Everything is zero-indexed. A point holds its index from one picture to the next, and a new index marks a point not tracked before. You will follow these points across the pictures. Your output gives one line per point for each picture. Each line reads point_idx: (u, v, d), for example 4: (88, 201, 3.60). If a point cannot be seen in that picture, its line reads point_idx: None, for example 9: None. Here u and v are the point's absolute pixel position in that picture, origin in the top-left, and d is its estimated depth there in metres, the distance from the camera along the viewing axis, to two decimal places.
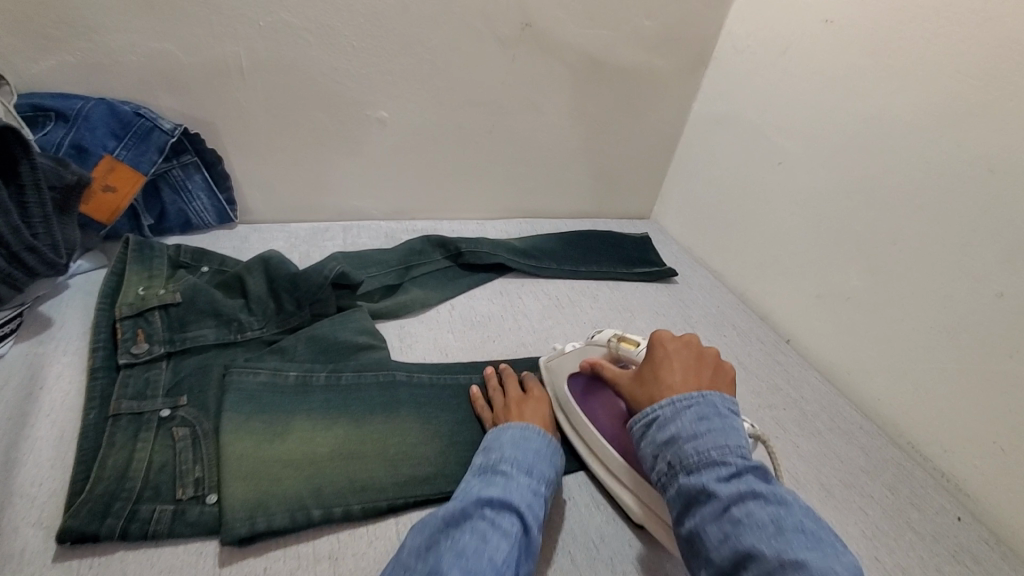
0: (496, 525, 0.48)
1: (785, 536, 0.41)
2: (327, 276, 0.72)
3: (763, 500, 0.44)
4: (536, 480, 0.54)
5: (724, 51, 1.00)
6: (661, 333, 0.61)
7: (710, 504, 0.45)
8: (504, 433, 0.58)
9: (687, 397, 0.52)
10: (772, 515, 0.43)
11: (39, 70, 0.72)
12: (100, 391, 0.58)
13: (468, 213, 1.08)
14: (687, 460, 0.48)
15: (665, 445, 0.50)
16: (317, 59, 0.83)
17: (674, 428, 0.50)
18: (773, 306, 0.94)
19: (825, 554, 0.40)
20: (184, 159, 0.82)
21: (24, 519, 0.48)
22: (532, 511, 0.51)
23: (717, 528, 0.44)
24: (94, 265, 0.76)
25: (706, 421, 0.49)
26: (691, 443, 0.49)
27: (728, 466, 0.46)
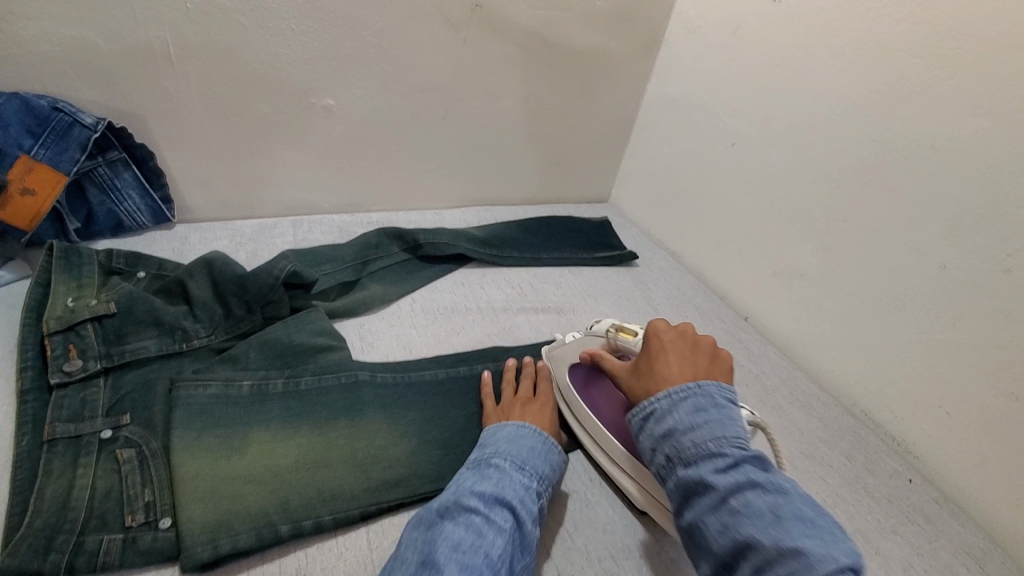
0: (491, 520, 0.47)
1: (785, 526, 0.39)
2: (278, 275, 0.68)
3: (763, 488, 0.42)
4: (531, 474, 0.53)
5: (675, 31, 1.00)
6: (657, 322, 0.59)
7: (708, 495, 0.43)
8: (501, 429, 0.58)
9: (682, 388, 0.50)
10: (772, 505, 0.41)
11: None
12: (31, 415, 0.53)
13: (425, 203, 1.04)
14: (685, 451, 0.46)
15: (662, 439, 0.48)
16: (254, 44, 0.77)
17: (670, 421, 0.48)
18: (731, 285, 0.96)
19: (829, 542, 0.39)
20: (111, 155, 0.75)
21: None
22: (526, 506, 0.50)
23: (716, 520, 0.42)
24: (16, 277, 0.70)
25: (702, 412, 0.47)
26: (687, 435, 0.46)
27: (726, 456, 0.44)
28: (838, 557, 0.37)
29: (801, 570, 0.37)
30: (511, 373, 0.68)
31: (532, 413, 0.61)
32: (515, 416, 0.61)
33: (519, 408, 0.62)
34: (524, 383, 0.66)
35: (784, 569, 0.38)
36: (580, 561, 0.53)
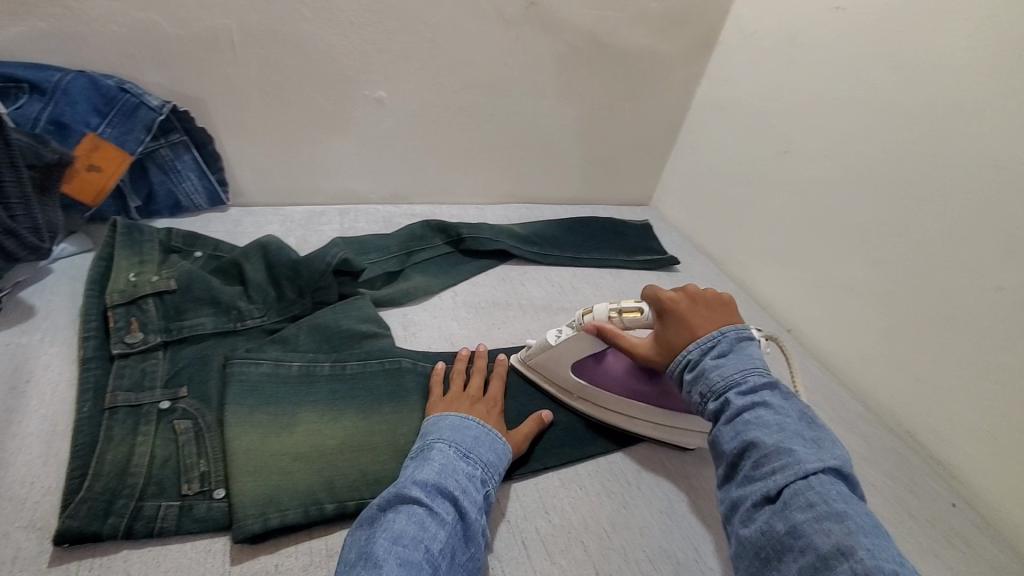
0: (433, 512, 0.47)
1: (787, 435, 0.45)
2: (330, 262, 0.70)
3: (776, 407, 0.48)
4: (474, 463, 0.53)
5: (730, 36, 0.99)
6: (660, 292, 0.58)
7: (724, 407, 0.49)
8: (444, 419, 0.57)
9: (711, 338, 0.53)
10: (779, 420, 0.47)
11: (6, 37, 0.68)
12: (93, 382, 0.55)
13: (468, 198, 1.05)
14: (708, 374, 0.51)
15: (694, 379, 0.52)
16: (313, 34, 0.79)
17: (698, 351, 0.53)
18: (774, 296, 0.95)
19: (821, 452, 0.44)
20: (173, 138, 0.78)
21: (15, 521, 0.45)
22: (469, 494, 0.50)
23: (728, 425, 0.48)
24: (78, 249, 0.72)
25: (727, 348, 0.52)
26: (712, 361, 0.52)
27: (745, 380, 0.49)
28: (826, 462, 0.43)
29: (790, 464, 0.43)
30: (462, 364, 0.66)
31: (483, 411, 0.60)
32: (464, 411, 0.59)
33: (466, 404, 0.61)
34: (475, 378, 0.65)
35: (778, 463, 0.44)
36: (615, 562, 0.53)
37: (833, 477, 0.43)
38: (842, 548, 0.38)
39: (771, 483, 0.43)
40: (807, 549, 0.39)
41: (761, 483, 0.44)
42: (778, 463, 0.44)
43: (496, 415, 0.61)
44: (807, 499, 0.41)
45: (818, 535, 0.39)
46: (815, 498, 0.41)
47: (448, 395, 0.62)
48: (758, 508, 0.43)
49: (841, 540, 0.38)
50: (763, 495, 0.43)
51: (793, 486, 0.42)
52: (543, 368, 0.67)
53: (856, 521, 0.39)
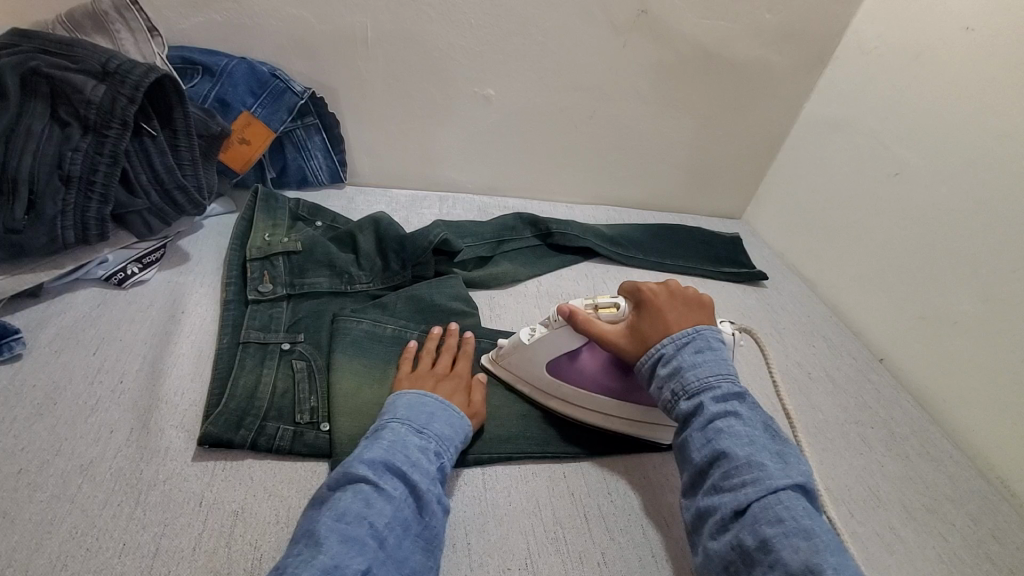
0: (380, 489, 0.47)
1: (755, 446, 0.49)
2: (432, 241, 0.76)
3: (746, 420, 0.51)
4: (428, 438, 0.52)
5: (847, 51, 0.95)
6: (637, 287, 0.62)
7: (700, 418, 0.52)
8: (400, 397, 0.57)
9: (685, 334, 0.57)
10: (750, 433, 0.50)
11: (186, 26, 0.81)
12: (232, 320, 0.65)
13: (559, 196, 1.10)
14: (686, 384, 0.54)
15: (668, 375, 0.56)
16: (437, 33, 0.86)
17: (676, 359, 0.56)
18: (868, 323, 0.91)
19: (787, 466, 0.48)
20: (308, 121, 0.89)
21: (169, 421, 0.54)
22: (421, 468, 0.50)
23: (702, 437, 0.51)
24: (224, 211, 0.83)
25: (702, 354, 0.56)
26: (690, 370, 0.55)
27: (719, 392, 0.53)
28: (792, 477, 0.47)
29: (761, 478, 0.46)
30: (433, 343, 0.65)
31: (450, 389, 0.60)
32: (426, 388, 0.59)
33: (432, 381, 0.60)
34: (445, 356, 0.64)
35: (747, 476, 0.47)
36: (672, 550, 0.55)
37: (799, 491, 0.46)
38: (809, 564, 0.41)
39: (742, 496, 0.46)
40: (775, 564, 0.42)
41: (731, 495, 0.47)
42: (749, 477, 0.47)
43: (462, 394, 0.60)
44: (777, 514, 0.44)
45: (787, 550, 0.42)
46: (783, 512, 0.44)
47: (414, 373, 0.61)
48: (728, 520, 0.46)
49: (809, 556, 0.41)
50: (733, 507, 0.46)
51: (763, 501, 0.45)
52: (511, 364, 0.65)
53: (822, 536, 0.43)
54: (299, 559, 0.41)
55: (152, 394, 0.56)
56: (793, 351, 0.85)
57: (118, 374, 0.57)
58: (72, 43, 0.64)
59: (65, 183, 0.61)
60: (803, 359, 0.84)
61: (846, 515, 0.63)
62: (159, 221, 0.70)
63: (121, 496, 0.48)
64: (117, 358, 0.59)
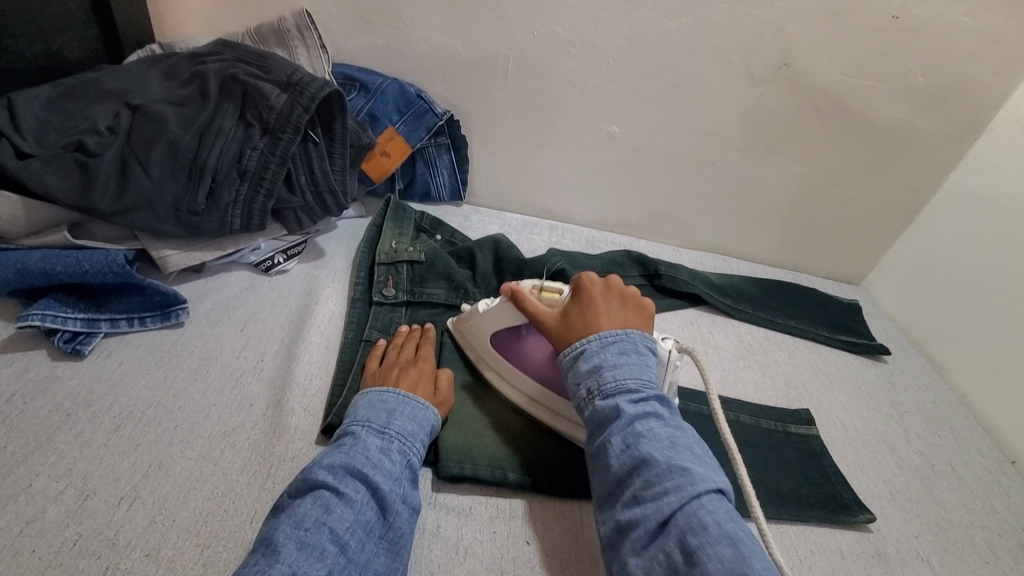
0: (339, 493, 0.46)
1: (675, 449, 0.49)
2: (548, 269, 0.78)
3: (664, 423, 0.51)
4: (389, 438, 0.52)
5: (1008, 123, 0.88)
6: (584, 276, 0.64)
7: (619, 421, 0.51)
8: (362, 398, 0.56)
9: (611, 333, 0.58)
10: (670, 435, 0.50)
11: (351, 46, 0.91)
12: (357, 318, 0.70)
13: (667, 238, 1.08)
14: (606, 385, 0.54)
15: (588, 373, 0.56)
16: (573, 69, 0.89)
17: (597, 360, 0.56)
18: (1009, 420, 0.81)
19: (708, 470, 0.48)
20: (440, 140, 0.95)
21: (299, 403, 0.59)
22: (382, 468, 0.49)
23: (621, 441, 0.50)
24: (357, 215, 0.90)
25: (624, 355, 0.56)
26: (610, 371, 0.55)
27: (638, 393, 0.53)
28: (714, 481, 0.46)
29: (682, 484, 0.45)
30: (399, 339, 0.66)
31: (416, 378, 0.60)
32: (389, 380, 0.59)
33: (395, 372, 0.60)
34: (408, 350, 0.64)
35: (670, 482, 0.46)
36: None
37: (718, 496, 0.45)
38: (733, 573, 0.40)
39: (664, 504, 0.45)
40: None
41: (653, 505, 0.45)
42: (670, 483, 0.46)
43: (427, 383, 0.61)
44: (700, 521, 0.43)
45: (711, 561, 0.40)
46: (707, 519, 0.43)
47: (383, 364, 0.62)
48: (651, 532, 0.44)
49: (734, 565, 0.40)
50: (657, 518, 0.44)
51: (685, 507, 0.44)
52: (465, 333, 0.69)
53: (745, 541, 0.42)
54: (254, 569, 0.41)
55: (285, 376, 0.61)
56: (916, 437, 0.78)
57: (259, 353, 0.63)
58: (266, 55, 0.73)
59: (240, 177, 0.69)
60: (927, 449, 0.76)
61: None
62: (308, 219, 0.77)
63: (255, 465, 0.52)
64: (258, 338, 0.65)
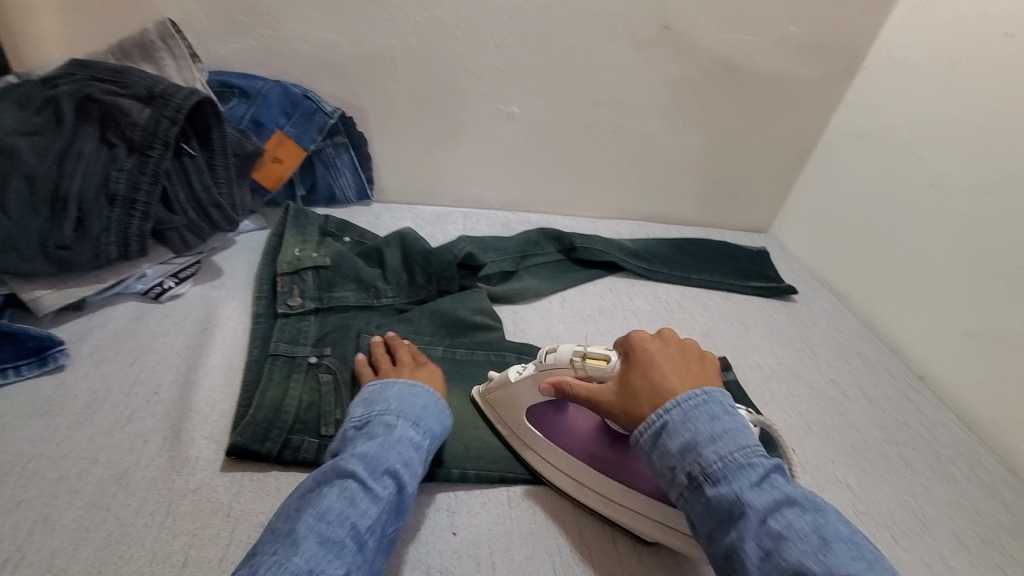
0: (368, 488, 0.47)
1: (828, 546, 0.39)
2: (456, 254, 0.77)
3: (799, 506, 0.41)
4: (419, 436, 0.53)
5: (877, 62, 0.93)
6: (634, 334, 0.55)
7: (744, 516, 0.41)
8: (391, 387, 0.57)
9: (691, 396, 0.48)
10: (813, 525, 0.40)
11: (226, 52, 0.85)
12: (262, 332, 0.67)
13: (582, 212, 1.09)
14: (710, 468, 0.44)
15: (683, 453, 0.46)
16: (462, 53, 0.88)
17: (689, 435, 0.46)
18: (907, 338, 0.87)
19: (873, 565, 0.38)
20: (337, 139, 0.91)
21: (199, 431, 0.56)
22: (410, 467, 0.50)
23: (757, 545, 0.40)
24: (256, 227, 0.86)
25: (719, 421, 0.46)
26: (711, 448, 0.45)
27: (753, 470, 0.43)
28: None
29: None
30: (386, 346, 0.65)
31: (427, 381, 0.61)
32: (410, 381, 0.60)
33: (409, 375, 0.61)
34: (404, 353, 0.64)
35: None
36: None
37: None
38: None
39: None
40: None
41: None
42: None
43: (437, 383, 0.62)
44: None
45: None
46: None
47: (379, 372, 0.61)
48: None
49: None
50: None
51: None
52: (498, 406, 0.62)
53: None
54: (273, 558, 0.41)
55: (184, 405, 0.58)
56: (828, 368, 0.82)
57: (152, 385, 0.60)
58: (122, 70, 0.68)
59: (110, 202, 0.65)
60: (837, 377, 0.81)
61: (890, 541, 0.59)
62: (195, 237, 0.73)
63: (153, 504, 0.49)
64: (152, 369, 0.61)
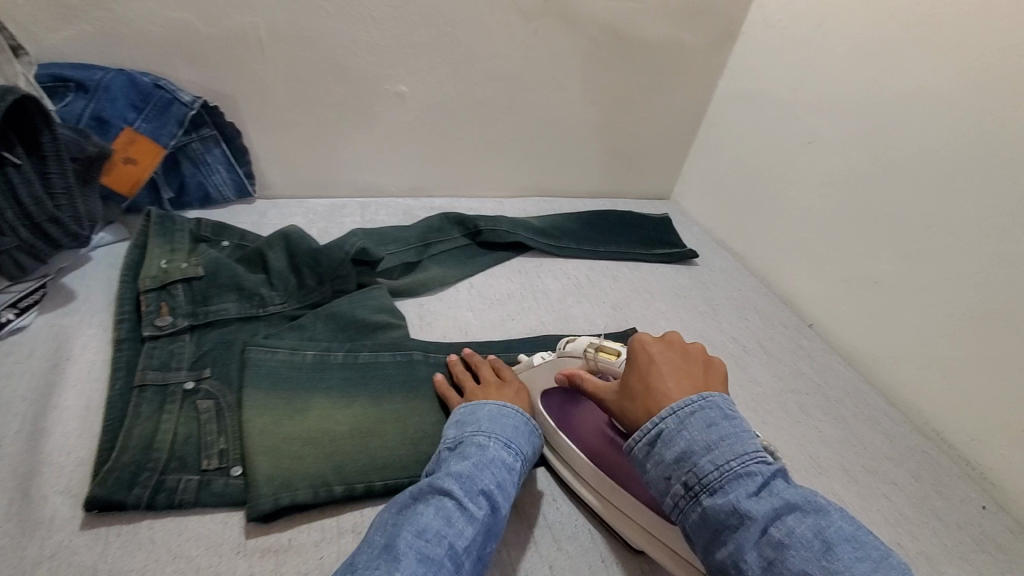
0: (464, 507, 0.46)
1: (830, 551, 0.38)
2: (348, 251, 0.72)
3: (800, 511, 0.40)
4: (511, 457, 0.52)
5: (754, 26, 0.96)
6: (637, 337, 0.52)
7: (743, 526, 0.40)
8: (482, 408, 0.57)
9: (686, 402, 0.45)
10: (816, 529, 0.39)
11: (57, 41, 0.71)
12: (126, 361, 0.59)
13: (486, 192, 1.06)
14: (707, 477, 0.42)
15: (677, 463, 0.44)
16: (336, 29, 0.81)
17: (683, 444, 0.44)
18: (797, 291, 0.92)
19: (874, 563, 0.37)
20: (203, 132, 0.81)
21: (53, 487, 0.49)
22: (504, 489, 0.49)
23: (758, 556, 0.39)
24: (115, 239, 0.77)
25: (715, 428, 0.44)
26: (706, 457, 0.43)
27: (753, 478, 0.41)
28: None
29: None
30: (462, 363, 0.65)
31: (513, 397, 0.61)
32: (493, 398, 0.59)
33: (493, 392, 0.60)
34: (486, 369, 0.64)
35: None
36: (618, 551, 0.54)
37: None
38: None
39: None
40: None
41: None
42: None
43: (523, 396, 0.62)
44: None
45: None
46: None
47: (466, 394, 0.61)
48: None
49: None
50: None
51: None
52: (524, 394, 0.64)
53: None
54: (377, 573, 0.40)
55: (32, 459, 0.50)
56: (728, 327, 0.86)
57: None
58: None
59: None
60: (737, 333, 0.84)
61: None
62: (31, 259, 0.62)
63: None
64: None
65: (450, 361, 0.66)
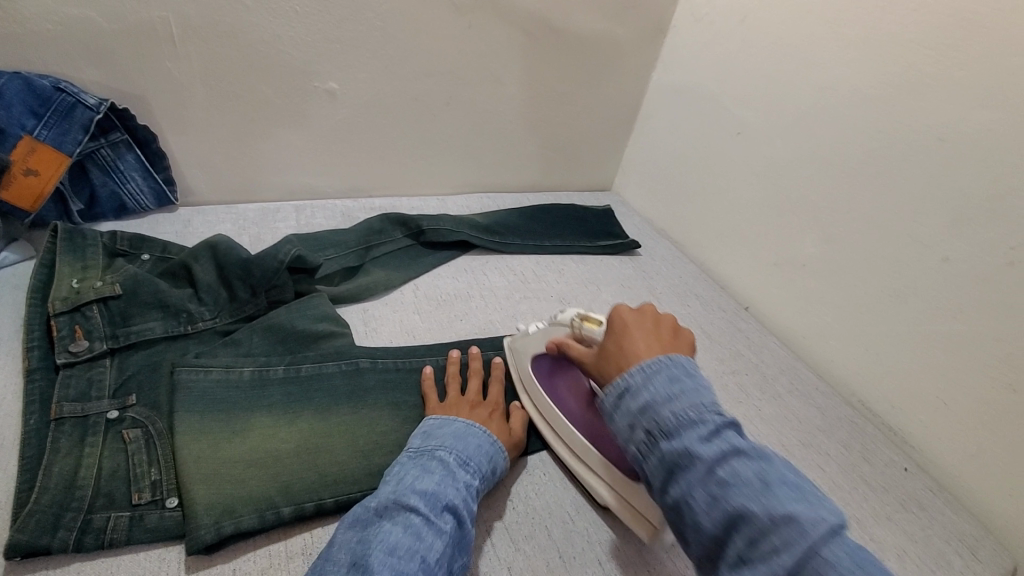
0: (432, 522, 0.46)
1: (773, 491, 0.37)
2: (283, 260, 0.68)
3: (748, 457, 0.39)
4: (473, 472, 0.52)
5: (682, 20, 0.99)
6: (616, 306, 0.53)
7: (694, 469, 0.39)
8: (450, 425, 0.56)
9: (654, 360, 0.45)
10: (761, 473, 0.38)
11: None
12: (39, 393, 0.54)
13: (428, 190, 1.04)
14: (665, 424, 0.41)
15: (639, 412, 0.43)
16: (258, 24, 0.76)
17: (646, 395, 0.43)
18: (732, 275, 0.96)
19: (813, 504, 0.37)
20: (113, 137, 0.75)
21: None
22: (468, 503, 0.49)
23: (705, 495, 0.38)
24: (20, 258, 0.70)
25: (677, 382, 0.43)
26: (666, 406, 0.42)
27: (705, 423, 0.40)
28: (825, 517, 0.36)
29: (796, 539, 0.35)
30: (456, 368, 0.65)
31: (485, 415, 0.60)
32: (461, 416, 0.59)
33: (466, 409, 0.60)
34: (472, 382, 0.64)
35: (779, 541, 0.35)
36: (577, 545, 0.54)
37: (840, 536, 0.35)
38: None
39: (780, 567, 0.34)
40: None
41: (766, 570, 0.35)
42: (781, 540, 0.35)
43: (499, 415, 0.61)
44: None
45: None
46: None
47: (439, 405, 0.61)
48: None
49: None
50: None
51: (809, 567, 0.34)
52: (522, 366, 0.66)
53: None
54: None
55: None
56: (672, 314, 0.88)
57: None
58: None
59: None
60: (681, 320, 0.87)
61: None
62: None
63: None
64: None
65: (450, 359, 0.66)
